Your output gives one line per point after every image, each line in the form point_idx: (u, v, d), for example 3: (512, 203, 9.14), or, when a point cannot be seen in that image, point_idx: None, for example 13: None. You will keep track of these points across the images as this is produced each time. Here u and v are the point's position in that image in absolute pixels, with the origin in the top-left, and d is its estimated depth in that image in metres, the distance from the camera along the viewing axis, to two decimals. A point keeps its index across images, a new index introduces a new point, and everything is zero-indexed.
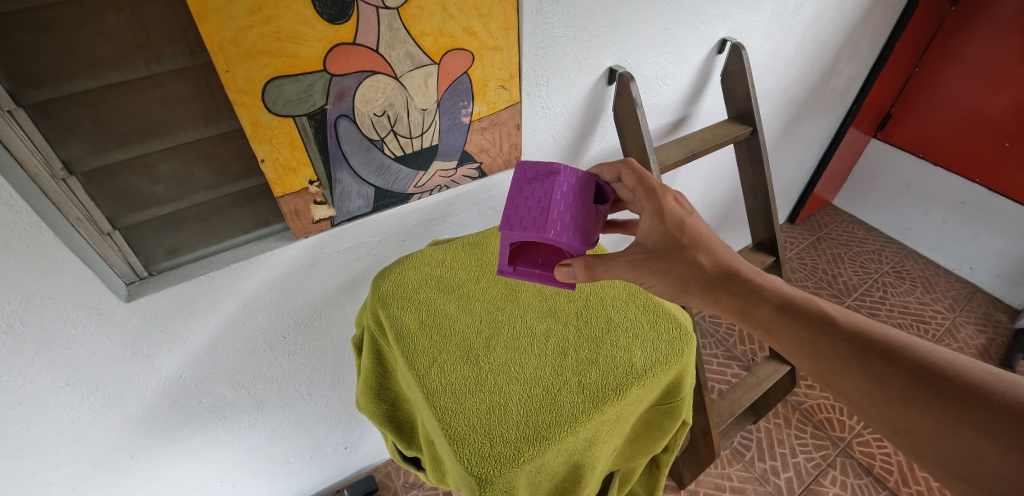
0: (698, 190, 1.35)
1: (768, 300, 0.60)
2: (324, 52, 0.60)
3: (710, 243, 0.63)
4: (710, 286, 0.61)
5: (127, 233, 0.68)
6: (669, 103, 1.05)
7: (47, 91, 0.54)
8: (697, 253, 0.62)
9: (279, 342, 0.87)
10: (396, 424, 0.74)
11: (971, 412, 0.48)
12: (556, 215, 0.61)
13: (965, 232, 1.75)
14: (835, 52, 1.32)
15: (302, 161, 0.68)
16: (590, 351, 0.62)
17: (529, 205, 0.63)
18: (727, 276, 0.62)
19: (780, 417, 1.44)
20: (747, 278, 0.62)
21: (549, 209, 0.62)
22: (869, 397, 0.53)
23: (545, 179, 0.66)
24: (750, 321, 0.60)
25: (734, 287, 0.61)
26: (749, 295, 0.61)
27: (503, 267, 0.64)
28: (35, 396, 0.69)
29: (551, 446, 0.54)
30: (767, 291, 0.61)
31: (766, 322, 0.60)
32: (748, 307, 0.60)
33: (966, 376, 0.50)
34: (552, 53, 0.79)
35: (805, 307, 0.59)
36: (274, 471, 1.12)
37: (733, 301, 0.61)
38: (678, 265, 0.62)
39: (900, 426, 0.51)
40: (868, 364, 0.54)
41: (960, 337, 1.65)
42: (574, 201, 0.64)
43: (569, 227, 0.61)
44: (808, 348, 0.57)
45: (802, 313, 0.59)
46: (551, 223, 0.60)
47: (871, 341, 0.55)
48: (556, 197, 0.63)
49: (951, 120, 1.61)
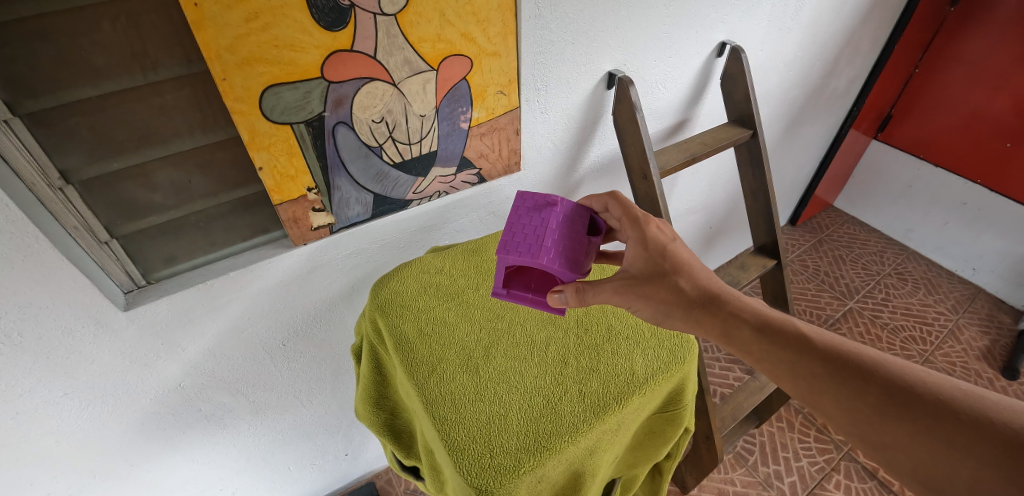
0: (699, 193, 1.34)
1: (747, 320, 0.59)
2: (321, 60, 0.60)
3: (690, 268, 0.63)
4: (692, 309, 0.60)
5: (125, 241, 0.68)
6: (669, 107, 1.04)
7: (43, 100, 0.54)
8: (678, 278, 0.62)
9: (278, 349, 0.87)
10: (395, 432, 0.73)
11: (945, 426, 0.48)
12: (551, 243, 0.61)
13: (967, 233, 1.75)
14: (835, 54, 1.31)
15: (301, 169, 0.67)
16: (590, 358, 0.62)
17: (525, 232, 0.63)
18: (709, 299, 0.61)
19: (784, 421, 1.43)
20: (727, 300, 0.61)
21: (545, 237, 0.62)
22: (847, 414, 0.52)
23: (543, 209, 0.65)
24: (731, 343, 0.59)
25: (715, 309, 0.60)
26: (730, 317, 0.59)
27: (498, 290, 0.64)
28: (33, 406, 0.69)
29: (550, 456, 0.53)
30: (746, 312, 0.60)
31: (746, 344, 0.58)
32: (728, 328, 0.59)
33: (936, 392, 0.50)
34: (551, 58, 0.78)
35: (783, 326, 0.58)
36: (275, 478, 1.12)
37: (712, 321, 0.60)
38: (661, 290, 0.61)
39: (877, 443, 0.50)
40: (843, 381, 0.53)
41: (963, 339, 1.64)
42: (569, 231, 0.64)
43: (562, 255, 0.61)
44: (788, 368, 0.55)
45: (780, 334, 0.57)
46: (544, 250, 0.60)
47: (845, 358, 0.54)
48: (552, 226, 0.63)
49: (952, 121, 1.60)
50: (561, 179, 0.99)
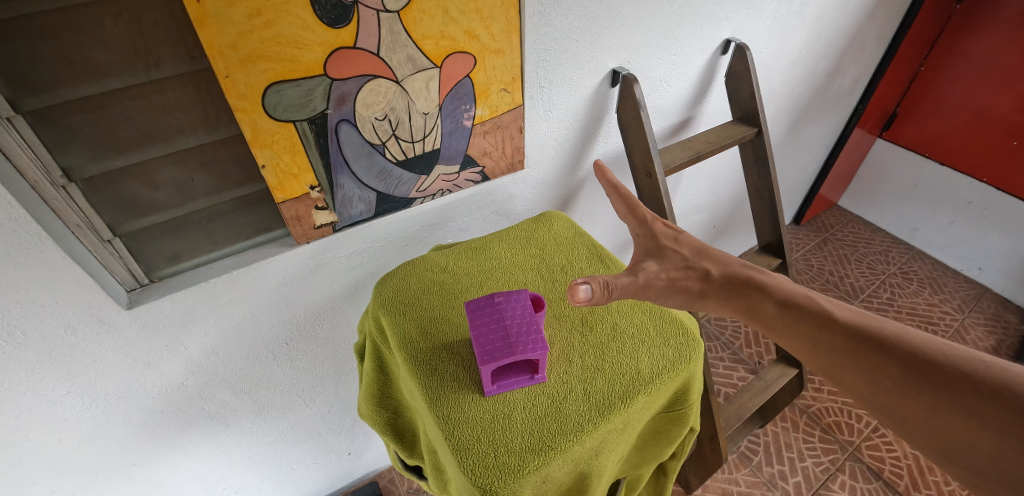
0: (703, 191, 1.34)
1: (772, 296, 0.60)
2: (324, 57, 0.59)
3: (707, 254, 0.64)
4: (717, 289, 0.61)
5: (128, 240, 0.67)
6: (673, 105, 1.04)
7: (46, 97, 0.54)
8: (702, 263, 0.63)
9: (281, 348, 0.86)
10: (398, 432, 0.73)
11: (964, 398, 0.48)
12: (521, 335, 0.54)
13: (973, 232, 1.73)
14: (840, 52, 1.31)
15: (304, 167, 0.67)
16: (596, 357, 0.61)
17: (492, 338, 0.55)
18: (733, 280, 0.62)
19: (788, 421, 1.42)
20: (750, 277, 0.62)
21: (512, 334, 0.55)
22: (866, 387, 0.53)
23: (493, 304, 0.58)
24: (755, 319, 0.60)
25: (739, 286, 0.62)
26: (754, 292, 0.61)
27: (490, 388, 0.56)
28: (36, 405, 0.69)
29: (556, 456, 0.52)
30: (769, 289, 0.61)
31: (768, 317, 0.60)
32: (753, 304, 0.60)
33: (957, 365, 0.50)
34: (554, 56, 0.78)
35: (806, 303, 0.59)
36: (278, 477, 1.11)
37: (739, 298, 0.61)
38: (687, 275, 0.61)
39: (896, 415, 0.51)
40: (863, 355, 0.54)
41: (970, 339, 1.63)
42: (529, 312, 0.57)
43: (538, 337, 0.55)
44: (809, 342, 0.57)
45: (802, 310, 0.59)
46: (520, 345, 0.54)
47: (863, 331, 0.55)
48: (512, 321, 0.56)
49: (957, 120, 1.59)
50: (565, 177, 0.98)
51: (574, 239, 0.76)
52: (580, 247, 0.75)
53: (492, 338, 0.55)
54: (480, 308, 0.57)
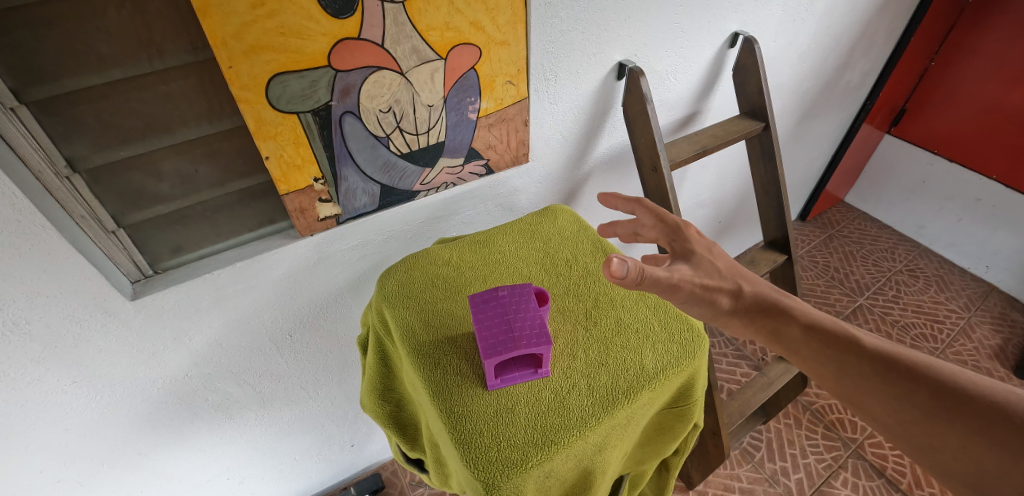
0: (709, 186, 1.33)
1: (797, 319, 0.59)
2: (328, 48, 0.59)
3: (739, 271, 0.62)
4: (744, 310, 0.60)
5: (133, 231, 0.68)
6: (680, 99, 1.03)
7: (49, 88, 0.54)
8: (732, 281, 0.61)
9: (285, 340, 0.87)
10: (401, 425, 0.73)
11: (997, 429, 0.46)
12: (525, 330, 0.54)
13: (981, 230, 1.72)
14: (849, 46, 1.29)
15: (307, 159, 0.67)
16: (599, 352, 0.60)
17: (496, 332, 0.54)
18: (761, 303, 0.61)
19: (791, 418, 1.42)
20: (778, 300, 0.61)
21: (516, 328, 0.54)
22: (892, 415, 0.51)
23: (498, 299, 0.57)
24: (779, 341, 0.59)
25: (766, 308, 0.60)
26: (779, 315, 0.60)
27: (493, 382, 0.56)
28: (41, 394, 0.69)
29: (559, 450, 0.52)
30: (796, 311, 0.60)
31: (793, 340, 0.58)
32: (778, 326, 0.59)
33: (990, 395, 0.48)
34: (560, 48, 0.77)
35: (831, 327, 0.58)
36: (282, 468, 1.12)
37: (765, 319, 0.60)
38: (718, 288, 0.60)
39: (925, 445, 0.49)
40: (890, 381, 0.52)
41: (975, 338, 1.62)
42: (532, 307, 0.56)
43: (541, 332, 0.54)
44: (834, 366, 0.55)
45: (829, 334, 0.58)
46: (523, 339, 0.53)
47: (891, 358, 0.54)
48: (516, 316, 0.55)
49: (967, 116, 1.58)
50: (569, 171, 0.98)
51: (579, 234, 0.76)
52: (585, 242, 0.75)
53: (495, 332, 0.54)
54: (484, 301, 0.57)
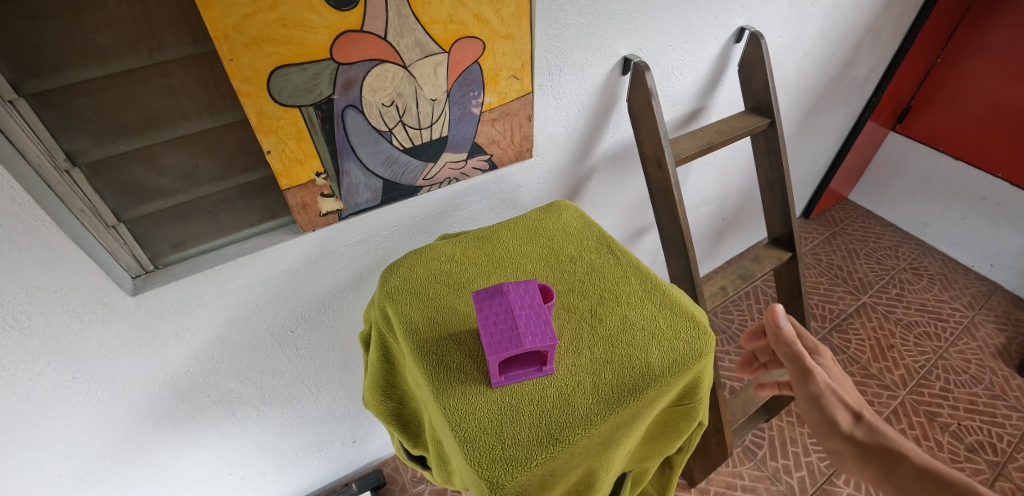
0: (713, 183, 1.32)
1: (911, 459, 0.56)
2: (330, 40, 0.58)
3: (869, 418, 0.62)
4: (856, 446, 0.60)
5: (133, 225, 0.67)
6: (685, 94, 1.02)
7: (48, 80, 0.53)
8: (856, 423, 0.61)
9: (286, 336, 0.86)
10: (404, 421, 0.72)
11: None
12: (530, 327, 0.53)
13: (986, 228, 1.71)
14: (855, 42, 1.28)
15: (309, 153, 0.66)
16: (604, 349, 0.59)
17: (500, 328, 0.53)
18: (876, 445, 0.59)
19: (794, 416, 1.41)
20: (900, 445, 0.58)
21: (520, 325, 0.53)
22: None
23: (503, 295, 0.56)
24: (891, 478, 0.57)
25: (879, 449, 0.59)
26: (891, 454, 0.57)
27: (497, 380, 0.55)
28: (42, 389, 0.69)
29: (564, 449, 0.52)
30: (914, 453, 0.57)
31: (903, 480, 0.56)
32: (888, 463, 0.57)
33: None
34: (565, 42, 0.76)
35: (954, 477, 0.53)
36: (283, 464, 1.12)
37: (876, 457, 0.58)
38: (840, 414, 0.62)
39: None
40: None
41: (979, 336, 1.61)
42: (537, 304, 0.56)
43: (546, 330, 0.53)
44: None
45: (946, 482, 0.53)
46: (528, 337, 0.52)
47: None
48: (520, 312, 0.54)
49: (974, 114, 1.56)
50: (573, 167, 0.97)
51: (583, 231, 0.75)
52: (589, 238, 0.74)
53: (500, 328, 0.53)
54: (489, 298, 0.56)
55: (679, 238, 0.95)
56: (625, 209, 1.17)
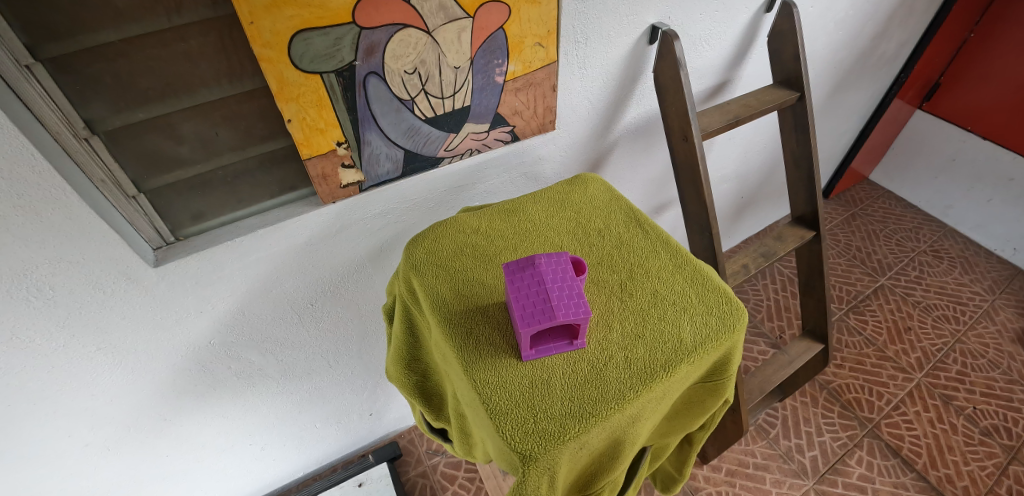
0: (734, 159, 1.29)
1: None
2: (352, 3, 0.55)
3: None
4: None
5: (153, 196, 0.67)
6: (712, 66, 0.98)
7: (65, 43, 0.52)
8: None
9: (306, 309, 0.86)
10: (427, 394, 0.73)
11: None
12: (562, 300, 0.52)
13: (1012, 211, 1.66)
14: (889, 13, 1.22)
15: (331, 122, 0.65)
16: (635, 324, 0.58)
17: (532, 300, 0.52)
18: None
19: (808, 396, 1.41)
20: None
21: (552, 299, 0.52)
22: None
23: (534, 269, 0.55)
24: None
25: None
26: None
27: (527, 353, 0.54)
28: (69, 361, 0.70)
29: (596, 423, 0.51)
30: None
31: None
32: None
33: None
34: (592, 8, 0.73)
35: None
36: (302, 436, 1.13)
37: None
38: None
39: None
40: None
41: (998, 320, 1.58)
42: (568, 277, 0.54)
43: (579, 303, 0.53)
44: None
45: None
46: (562, 310, 0.52)
47: None
48: (552, 285, 0.53)
49: (1005, 91, 1.50)
50: (595, 140, 0.95)
51: (609, 205, 0.73)
52: (617, 213, 0.72)
53: (532, 301, 0.52)
54: (520, 269, 0.55)
55: (702, 214, 0.93)
56: (645, 185, 1.15)
